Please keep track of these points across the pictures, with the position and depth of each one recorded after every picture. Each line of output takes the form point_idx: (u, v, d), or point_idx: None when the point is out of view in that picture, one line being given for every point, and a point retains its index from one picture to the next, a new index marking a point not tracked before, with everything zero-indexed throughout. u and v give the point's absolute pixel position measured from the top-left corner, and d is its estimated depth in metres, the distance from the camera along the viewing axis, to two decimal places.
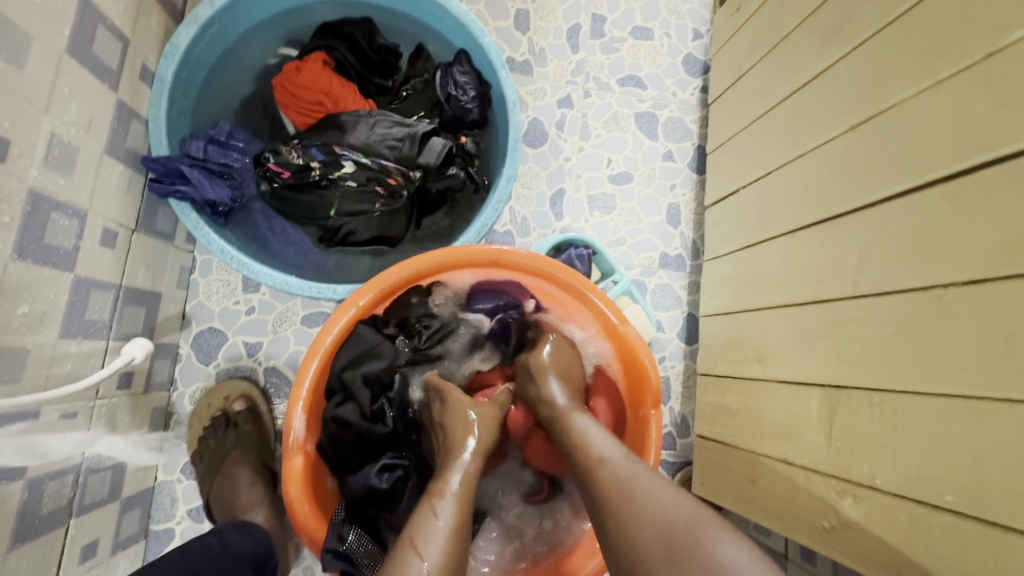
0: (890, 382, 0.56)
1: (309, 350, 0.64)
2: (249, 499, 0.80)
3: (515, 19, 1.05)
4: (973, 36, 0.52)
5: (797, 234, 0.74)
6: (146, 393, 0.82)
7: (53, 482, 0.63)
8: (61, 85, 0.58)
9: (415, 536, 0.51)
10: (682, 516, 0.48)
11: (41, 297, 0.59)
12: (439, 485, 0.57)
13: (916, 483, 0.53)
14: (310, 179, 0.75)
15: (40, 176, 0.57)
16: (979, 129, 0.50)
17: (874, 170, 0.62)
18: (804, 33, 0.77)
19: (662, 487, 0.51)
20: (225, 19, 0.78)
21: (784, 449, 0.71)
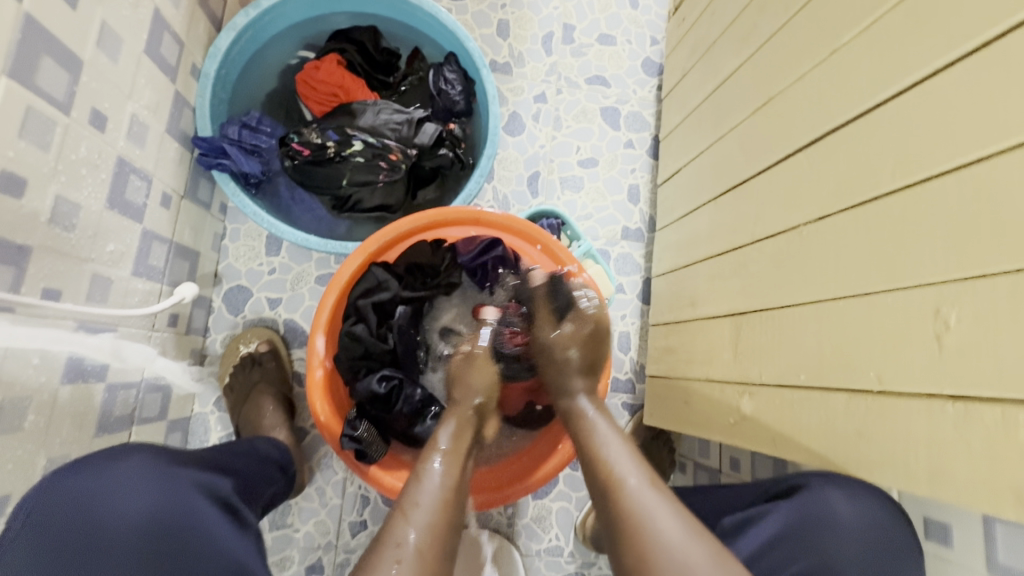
0: (771, 302, 0.74)
1: (330, 286, 0.83)
2: (272, 420, 0.96)
3: (497, 27, 1.24)
4: (822, 41, 0.70)
5: (718, 199, 0.92)
6: (187, 334, 0.98)
7: (124, 391, 0.80)
8: (141, 76, 0.76)
9: (404, 503, 0.59)
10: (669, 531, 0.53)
11: (121, 241, 0.76)
12: (433, 439, 0.68)
13: (784, 373, 0.70)
14: (326, 155, 0.93)
15: (124, 145, 0.74)
16: (824, 105, 0.69)
17: (764, 144, 0.80)
18: (727, 39, 0.96)
19: (659, 510, 0.55)
20: (257, 27, 0.96)
21: (707, 370, 0.88)
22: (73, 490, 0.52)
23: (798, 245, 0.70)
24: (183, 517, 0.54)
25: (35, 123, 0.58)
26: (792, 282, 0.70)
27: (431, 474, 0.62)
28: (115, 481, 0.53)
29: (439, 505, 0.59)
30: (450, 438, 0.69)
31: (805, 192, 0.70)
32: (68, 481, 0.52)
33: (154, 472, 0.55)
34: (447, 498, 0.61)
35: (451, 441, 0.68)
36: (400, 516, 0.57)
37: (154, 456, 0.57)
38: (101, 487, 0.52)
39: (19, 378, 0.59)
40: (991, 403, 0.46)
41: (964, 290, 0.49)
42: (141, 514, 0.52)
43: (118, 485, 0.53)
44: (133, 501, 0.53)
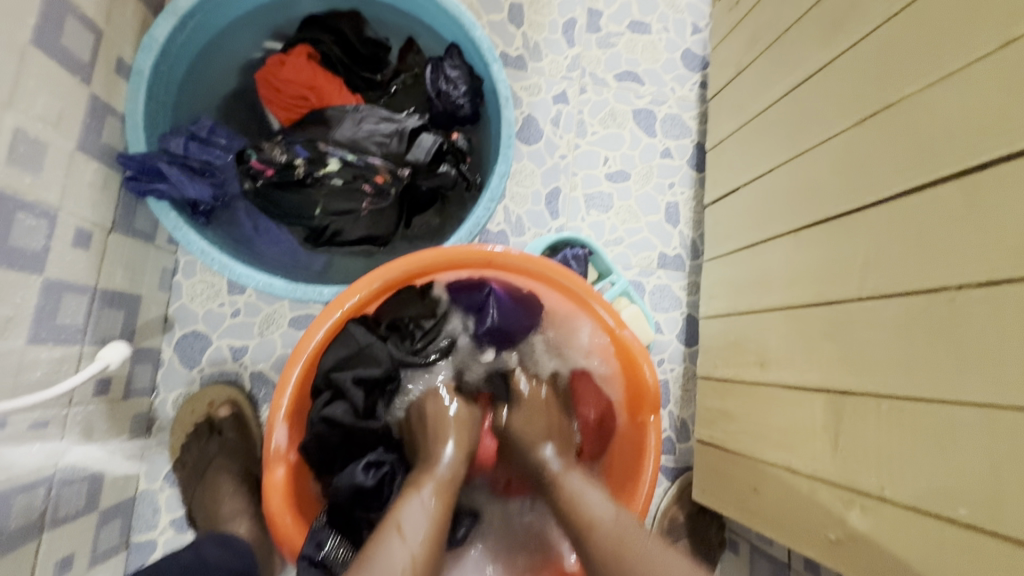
0: (900, 387, 0.54)
1: (292, 355, 0.62)
2: (232, 508, 0.77)
3: (509, 12, 1.03)
4: (983, 29, 0.50)
5: (798, 233, 0.71)
6: (125, 399, 0.79)
7: (23, 496, 0.60)
8: (28, 77, 0.56)
9: (398, 518, 0.53)
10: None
11: (7, 302, 0.56)
12: (436, 444, 0.63)
13: (926, 494, 0.50)
14: (293, 177, 0.72)
15: (4, 173, 0.54)
16: (992, 120, 0.49)
17: (877, 167, 0.60)
18: (806, 26, 0.75)
19: (655, 554, 0.53)
20: (203, 11, 0.76)
21: (787, 456, 0.68)
22: None
23: (950, 314, 0.50)
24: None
25: None
26: (939, 367, 0.51)
27: (426, 498, 0.56)
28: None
29: (426, 540, 0.52)
30: (456, 453, 0.62)
31: (959, 244, 0.50)
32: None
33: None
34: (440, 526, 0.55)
35: (455, 454, 0.62)
36: (393, 533, 0.51)
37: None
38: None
39: None
40: None
41: None
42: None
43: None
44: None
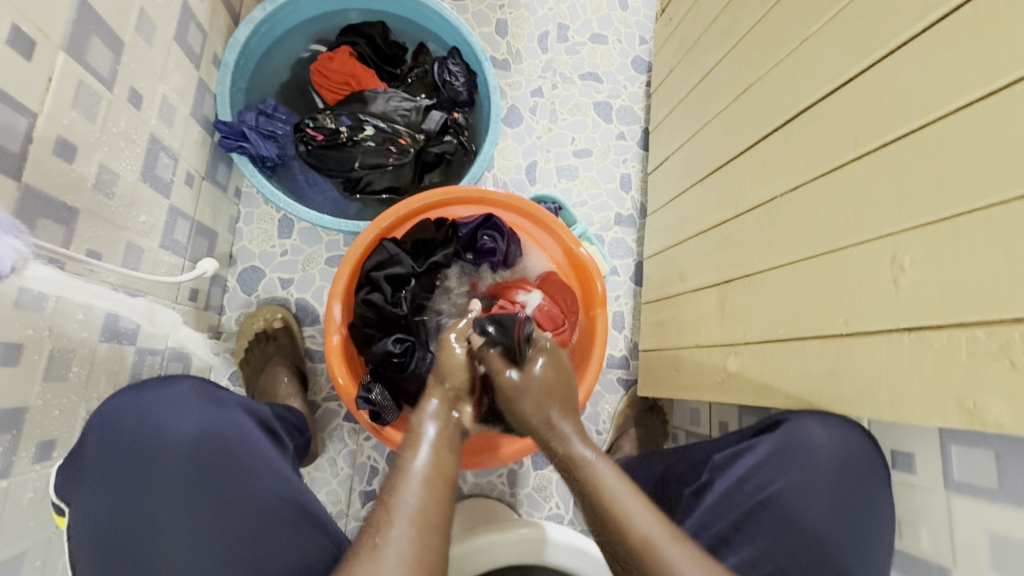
0: (754, 267, 0.81)
1: (345, 258, 0.89)
2: (287, 390, 1.01)
3: (495, 26, 1.31)
4: (794, 32, 0.79)
5: (705, 180, 0.99)
6: (205, 310, 1.03)
7: (150, 356, 0.84)
8: (170, 61, 0.82)
9: (391, 500, 0.60)
10: (641, 533, 0.62)
11: (151, 214, 0.81)
12: (414, 444, 0.69)
13: (766, 329, 0.77)
14: (339, 140, 0.99)
15: (156, 124, 0.80)
16: (796, 88, 0.77)
17: (745, 127, 0.88)
18: (711, 35, 1.05)
19: (603, 470, 0.70)
20: (272, 21, 1.03)
21: (698, 337, 0.95)
22: (140, 406, 0.59)
23: (777, 214, 0.78)
24: (231, 424, 0.61)
25: (84, 96, 0.64)
26: (771, 247, 0.78)
27: (415, 470, 0.64)
28: (170, 393, 0.61)
29: (426, 482, 0.63)
30: (430, 446, 0.69)
31: (780, 167, 0.78)
32: (129, 398, 0.60)
33: (201, 391, 0.63)
34: (438, 482, 0.63)
35: (432, 449, 0.69)
36: (387, 515, 0.58)
37: (200, 380, 0.65)
38: (159, 399, 0.60)
39: (66, 329, 0.64)
40: (940, 330, 0.53)
41: (916, 238, 0.56)
42: (195, 422, 0.59)
43: (173, 398, 0.61)
44: (189, 409, 0.60)
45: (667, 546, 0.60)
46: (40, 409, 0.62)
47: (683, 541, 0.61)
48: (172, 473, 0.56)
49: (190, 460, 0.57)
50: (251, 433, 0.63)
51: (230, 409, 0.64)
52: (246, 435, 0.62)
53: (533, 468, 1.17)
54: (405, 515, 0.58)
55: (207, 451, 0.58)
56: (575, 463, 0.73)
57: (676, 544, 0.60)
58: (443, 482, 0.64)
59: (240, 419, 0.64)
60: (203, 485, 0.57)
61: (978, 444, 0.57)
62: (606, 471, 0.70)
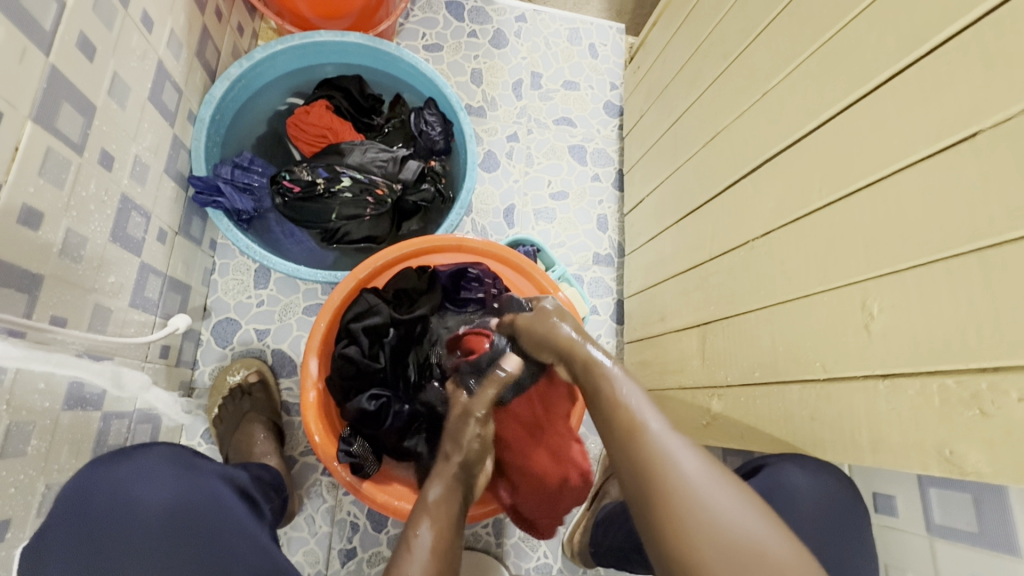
0: (730, 310, 0.83)
1: (321, 312, 0.88)
2: (263, 448, 0.97)
3: (471, 75, 1.35)
4: (756, 84, 0.83)
5: (679, 223, 1.02)
6: (177, 366, 1.00)
7: (117, 420, 0.81)
8: (144, 121, 0.82)
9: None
10: (738, 526, 0.50)
11: (121, 273, 0.80)
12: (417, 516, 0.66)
13: (746, 372, 0.78)
14: (315, 191, 0.99)
15: (128, 184, 0.79)
16: (760, 137, 0.80)
17: (715, 172, 0.91)
18: (678, 83, 1.09)
19: (676, 449, 0.57)
20: (249, 77, 1.04)
21: (681, 378, 0.96)
22: (107, 480, 0.56)
23: (750, 257, 0.80)
24: (206, 493, 0.59)
25: (53, 163, 0.63)
26: (745, 291, 0.80)
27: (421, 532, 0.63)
28: (144, 463, 0.59)
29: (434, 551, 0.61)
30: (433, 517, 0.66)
31: (749, 212, 0.81)
32: (103, 470, 0.58)
33: (173, 460, 0.61)
34: (440, 560, 0.60)
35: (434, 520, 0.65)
36: None
37: (175, 448, 0.64)
38: (135, 470, 0.58)
39: (26, 402, 0.62)
40: (910, 376, 0.54)
41: (882, 285, 0.58)
42: (170, 493, 0.57)
43: (144, 469, 0.58)
44: (161, 477, 0.58)
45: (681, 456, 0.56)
46: None
47: (742, 489, 0.53)
48: (142, 547, 0.53)
49: (163, 528, 0.54)
50: (227, 502, 0.61)
51: (206, 477, 0.62)
52: (224, 505, 0.60)
53: None
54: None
55: (181, 521, 0.55)
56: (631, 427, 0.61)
57: (719, 484, 0.53)
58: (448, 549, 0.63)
59: (217, 488, 0.61)
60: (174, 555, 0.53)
61: (956, 489, 0.57)
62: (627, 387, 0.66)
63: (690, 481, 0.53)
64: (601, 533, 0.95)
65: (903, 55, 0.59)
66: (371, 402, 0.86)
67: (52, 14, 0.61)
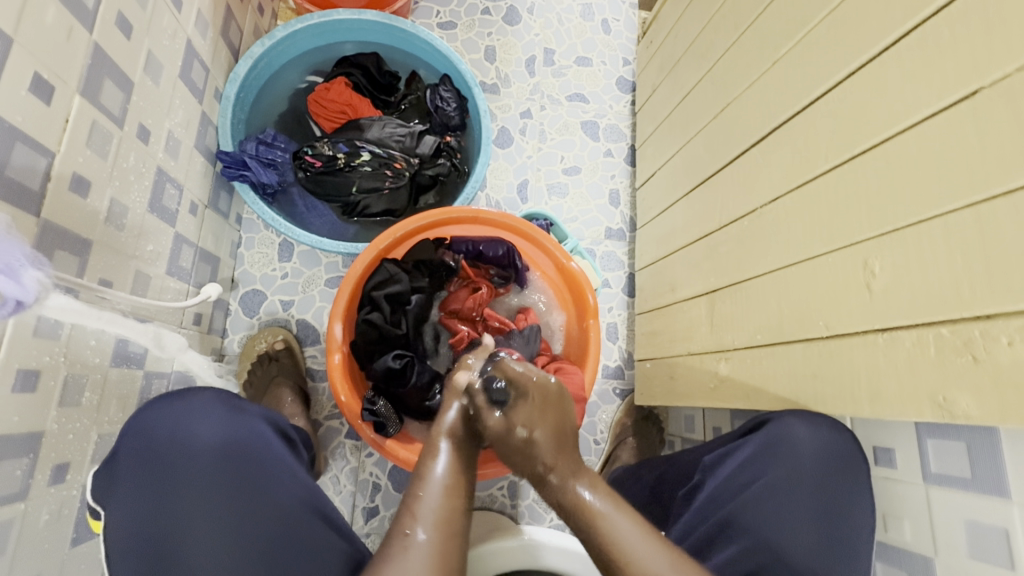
0: (737, 277, 0.86)
1: (345, 279, 0.92)
2: (292, 409, 1.03)
3: (484, 52, 1.37)
4: (766, 54, 0.84)
5: (689, 194, 1.04)
6: (208, 334, 1.06)
7: (158, 380, 0.87)
8: (176, 98, 0.86)
9: (404, 529, 0.60)
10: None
11: (158, 242, 0.85)
12: (430, 455, 0.70)
13: (751, 336, 0.81)
14: (336, 166, 1.03)
15: (162, 157, 0.83)
16: (770, 107, 0.82)
17: (724, 143, 0.93)
18: (690, 56, 1.10)
19: (665, 478, 0.64)
20: (272, 55, 1.07)
21: (689, 345, 0.99)
22: (167, 417, 0.61)
23: (757, 224, 0.82)
24: (253, 433, 0.64)
25: (98, 136, 0.68)
26: (750, 259, 0.83)
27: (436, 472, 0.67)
28: (192, 405, 0.63)
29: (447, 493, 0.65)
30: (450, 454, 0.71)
31: (756, 181, 0.83)
32: (158, 412, 0.62)
33: (225, 402, 0.66)
34: (454, 494, 0.65)
35: (451, 458, 0.70)
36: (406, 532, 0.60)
37: (217, 391, 0.67)
38: (186, 411, 0.62)
39: (80, 356, 0.67)
40: (908, 330, 0.57)
41: (882, 245, 0.60)
42: (220, 433, 0.62)
43: (196, 408, 0.63)
44: (213, 418, 0.63)
45: (616, 519, 0.62)
46: (56, 432, 0.65)
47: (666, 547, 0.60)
48: (199, 479, 0.58)
49: (218, 464, 0.60)
50: (271, 442, 0.65)
51: (251, 418, 0.66)
52: (268, 445, 0.64)
53: None
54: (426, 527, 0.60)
55: (234, 459, 0.60)
56: (586, 512, 0.64)
57: (639, 537, 0.60)
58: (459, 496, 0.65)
59: (263, 430, 0.66)
60: (231, 488, 0.59)
61: (952, 439, 0.60)
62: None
63: (634, 562, 0.59)
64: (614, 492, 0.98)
65: (909, 18, 0.60)
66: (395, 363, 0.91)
67: None
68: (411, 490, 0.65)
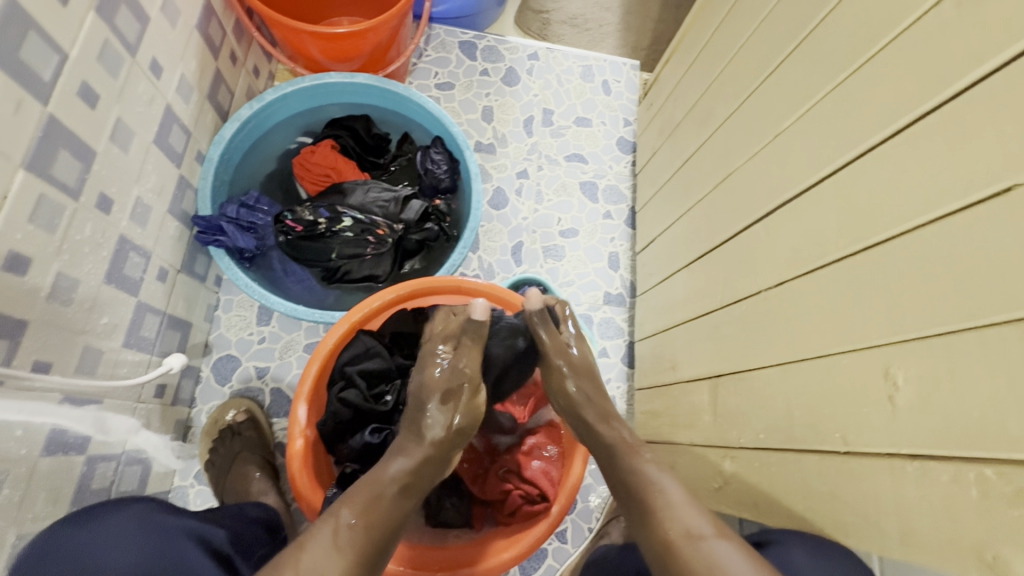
0: (741, 364, 0.77)
1: (314, 355, 0.85)
2: (260, 486, 0.95)
3: (482, 113, 1.35)
4: (768, 124, 0.79)
5: (691, 266, 0.97)
6: (173, 405, 0.99)
7: (103, 464, 0.79)
8: (148, 163, 0.83)
9: (298, 548, 0.57)
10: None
11: (115, 314, 0.79)
12: (353, 493, 0.63)
13: (757, 436, 0.72)
14: (317, 231, 0.99)
15: (127, 225, 0.80)
16: (774, 181, 0.76)
17: (725, 216, 0.87)
18: (689, 121, 1.07)
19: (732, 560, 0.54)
20: (260, 117, 1.05)
21: (691, 433, 0.89)
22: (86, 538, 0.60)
23: (762, 308, 0.74)
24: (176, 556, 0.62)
25: (45, 209, 0.64)
26: (755, 346, 0.74)
27: (350, 525, 0.59)
28: (118, 527, 0.61)
29: (338, 552, 0.57)
30: (370, 500, 0.62)
31: (759, 260, 0.76)
32: (77, 530, 0.61)
33: (148, 521, 0.63)
34: (343, 559, 0.57)
35: (370, 505, 0.61)
36: (288, 562, 0.55)
37: (145, 507, 0.65)
38: (109, 532, 0.61)
39: (1, 449, 0.61)
40: (942, 461, 0.48)
41: (906, 351, 0.52)
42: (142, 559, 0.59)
43: (117, 531, 0.61)
44: (133, 544, 0.61)
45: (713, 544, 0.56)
46: None
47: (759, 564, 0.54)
48: None
49: None
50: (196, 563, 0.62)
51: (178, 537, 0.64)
52: (191, 566, 0.62)
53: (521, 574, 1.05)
54: (315, 558, 0.56)
55: None
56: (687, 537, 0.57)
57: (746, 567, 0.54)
58: (363, 550, 0.58)
59: (190, 551, 0.63)
60: None
61: None
62: (670, 485, 0.64)
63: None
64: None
65: (923, 100, 0.54)
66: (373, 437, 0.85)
67: (53, 66, 0.63)
68: (309, 529, 0.59)
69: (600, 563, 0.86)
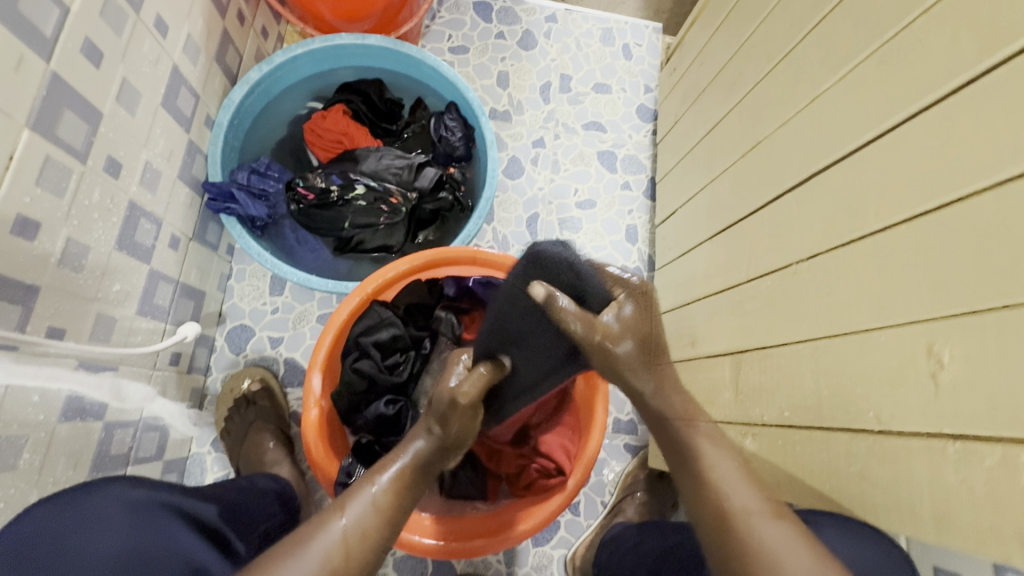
0: (766, 341, 0.75)
1: (328, 325, 0.84)
2: (275, 455, 0.95)
3: (497, 78, 1.30)
4: (804, 87, 0.74)
5: (714, 239, 0.94)
6: (188, 373, 0.99)
7: (120, 430, 0.80)
8: (156, 127, 0.80)
9: (344, 499, 0.59)
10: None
11: (128, 281, 0.78)
12: (389, 453, 0.65)
13: (781, 414, 0.70)
14: (329, 199, 0.96)
15: (137, 191, 0.78)
16: (809, 148, 0.71)
17: (753, 187, 0.83)
18: (715, 87, 1.02)
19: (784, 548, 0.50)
20: (269, 81, 1.01)
21: (710, 410, 0.87)
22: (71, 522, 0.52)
23: (792, 282, 0.71)
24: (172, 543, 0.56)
25: (52, 171, 0.62)
26: (782, 322, 0.72)
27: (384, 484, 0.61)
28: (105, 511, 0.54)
29: (376, 508, 0.58)
30: (405, 463, 0.63)
31: (790, 233, 0.73)
32: (43, 511, 0.53)
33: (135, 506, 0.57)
34: (387, 510, 0.59)
35: (405, 467, 0.63)
36: (335, 510, 0.57)
37: (128, 491, 0.58)
38: (87, 513, 0.54)
39: (18, 416, 0.61)
40: (992, 443, 0.45)
41: (954, 327, 0.49)
42: (122, 539, 0.53)
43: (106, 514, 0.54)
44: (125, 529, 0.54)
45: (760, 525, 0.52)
46: None
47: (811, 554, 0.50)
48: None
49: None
50: (186, 542, 0.57)
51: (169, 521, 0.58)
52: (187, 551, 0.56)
53: (533, 544, 1.06)
54: (360, 506, 0.58)
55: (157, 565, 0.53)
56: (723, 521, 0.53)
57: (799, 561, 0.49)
58: (397, 508, 0.60)
59: (177, 533, 0.58)
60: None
61: None
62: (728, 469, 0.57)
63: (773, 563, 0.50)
64: (618, 557, 0.81)
65: (984, 56, 0.49)
66: (387, 408, 0.85)
67: (54, 19, 0.60)
68: (352, 486, 0.60)
69: (618, 538, 0.86)
